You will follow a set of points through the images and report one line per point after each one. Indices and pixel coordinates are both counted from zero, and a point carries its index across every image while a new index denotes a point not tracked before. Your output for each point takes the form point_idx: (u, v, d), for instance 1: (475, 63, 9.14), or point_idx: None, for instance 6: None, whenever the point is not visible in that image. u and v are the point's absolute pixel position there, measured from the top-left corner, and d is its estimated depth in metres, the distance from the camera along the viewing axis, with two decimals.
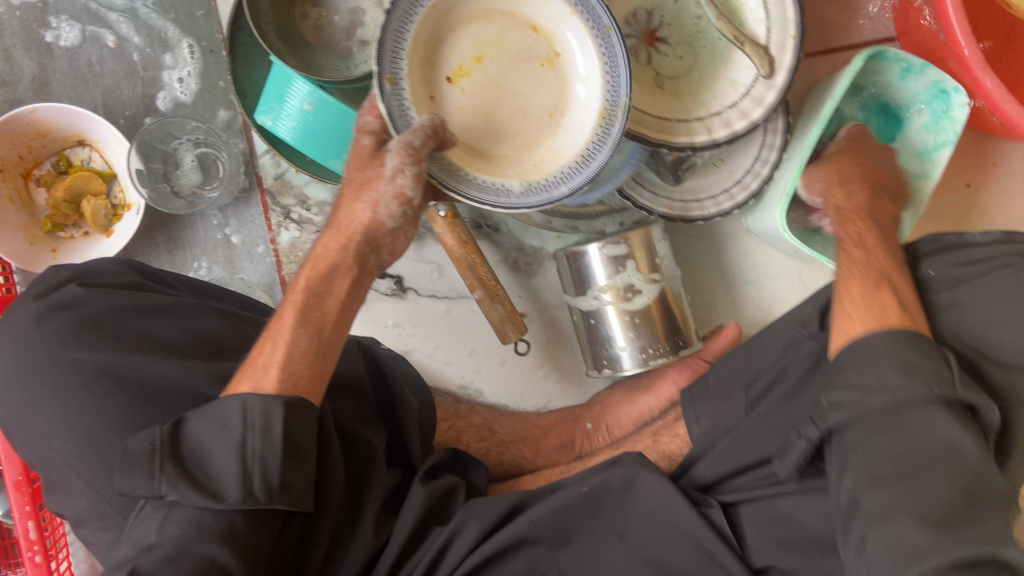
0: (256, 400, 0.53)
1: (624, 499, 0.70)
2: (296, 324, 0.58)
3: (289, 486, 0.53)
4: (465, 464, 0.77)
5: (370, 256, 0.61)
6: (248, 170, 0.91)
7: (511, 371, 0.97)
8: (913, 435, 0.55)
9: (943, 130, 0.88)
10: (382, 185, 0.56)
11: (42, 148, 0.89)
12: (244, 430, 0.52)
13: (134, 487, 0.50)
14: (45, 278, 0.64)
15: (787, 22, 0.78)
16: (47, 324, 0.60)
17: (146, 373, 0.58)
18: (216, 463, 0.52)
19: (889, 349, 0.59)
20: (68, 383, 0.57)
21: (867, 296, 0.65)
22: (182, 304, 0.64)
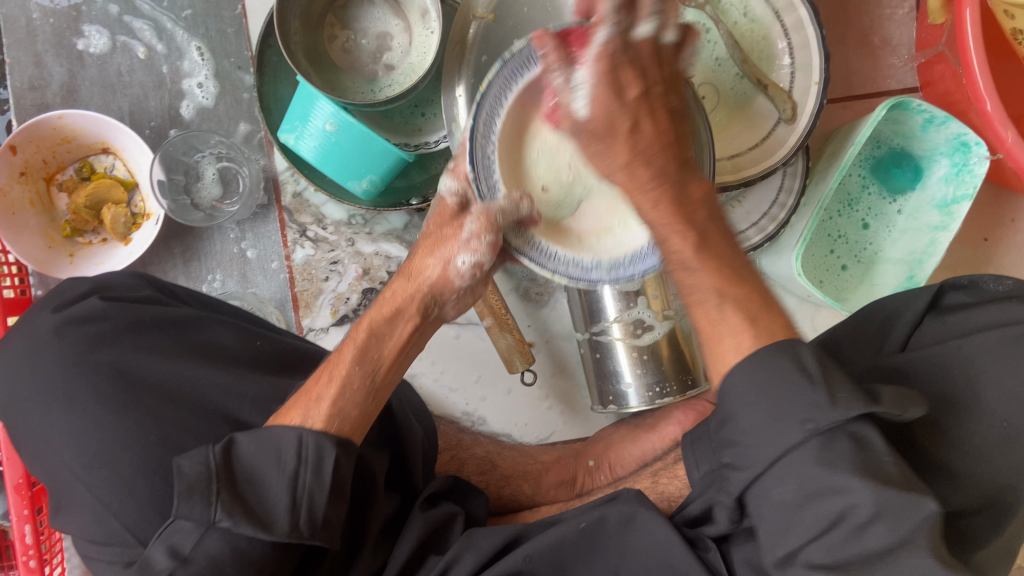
0: (312, 435, 0.55)
1: (620, 536, 0.68)
2: (354, 360, 0.62)
3: (331, 524, 0.55)
4: (465, 494, 0.77)
5: (432, 309, 0.67)
6: (268, 187, 0.92)
7: (517, 401, 0.95)
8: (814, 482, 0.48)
9: (963, 183, 0.87)
10: (456, 245, 0.63)
11: (66, 154, 0.90)
12: (298, 463, 0.54)
13: (189, 512, 0.51)
14: (64, 293, 0.67)
15: (811, 69, 0.79)
16: (67, 335, 0.62)
17: (163, 384, 0.61)
18: (266, 492, 0.53)
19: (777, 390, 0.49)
20: (87, 391, 0.60)
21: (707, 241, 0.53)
22: (198, 318, 0.67)
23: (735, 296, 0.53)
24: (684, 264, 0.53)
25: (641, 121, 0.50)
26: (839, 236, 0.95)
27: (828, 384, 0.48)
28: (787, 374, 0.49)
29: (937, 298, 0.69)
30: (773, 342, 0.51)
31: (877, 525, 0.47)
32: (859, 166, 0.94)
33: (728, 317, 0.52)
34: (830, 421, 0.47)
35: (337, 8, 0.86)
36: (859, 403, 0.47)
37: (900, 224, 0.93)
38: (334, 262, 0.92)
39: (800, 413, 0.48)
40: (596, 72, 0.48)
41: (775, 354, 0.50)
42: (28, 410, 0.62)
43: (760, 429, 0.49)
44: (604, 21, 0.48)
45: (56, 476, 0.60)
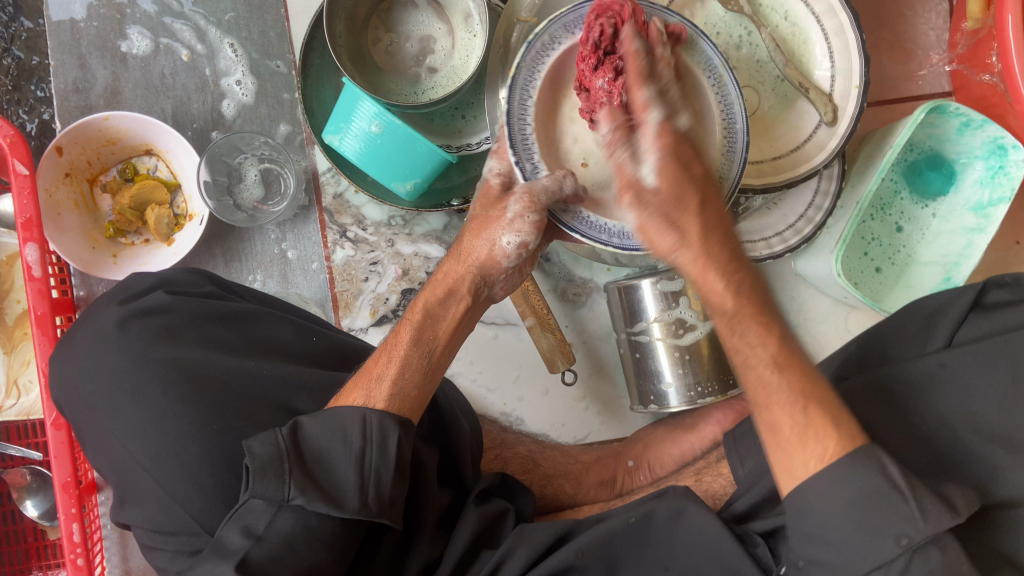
0: (375, 415, 0.56)
1: (669, 532, 0.69)
2: (411, 336, 0.63)
3: (396, 503, 0.56)
4: (512, 491, 0.77)
5: (482, 291, 0.67)
6: (309, 188, 0.93)
7: (554, 401, 0.95)
8: (870, 515, 0.50)
9: (999, 185, 0.88)
10: (501, 225, 0.63)
11: (110, 155, 0.91)
12: (364, 442, 0.55)
13: (264, 491, 0.52)
14: (130, 286, 0.67)
15: (851, 73, 0.80)
16: (131, 328, 0.63)
17: (226, 379, 0.61)
18: (336, 469, 0.54)
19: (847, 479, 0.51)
20: (149, 387, 0.60)
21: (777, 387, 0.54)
22: (258, 313, 0.67)
23: (817, 400, 0.53)
24: (767, 363, 0.54)
25: (704, 201, 0.55)
26: (874, 239, 0.95)
27: (916, 499, 0.50)
28: (876, 492, 0.50)
29: (981, 296, 0.70)
30: (857, 451, 0.52)
31: (931, 550, 0.50)
32: (892, 170, 0.95)
33: (815, 422, 0.53)
34: (921, 537, 0.50)
35: (381, 11, 0.87)
36: (946, 519, 0.50)
37: (935, 228, 0.94)
38: (374, 262, 0.93)
39: (892, 530, 0.50)
40: (661, 144, 0.55)
41: (857, 461, 0.51)
42: (91, 405, 0.62)
43: (844, 543, 0.51)
44: (650, 105, 0.56)
45: (119, 471, 0.61)
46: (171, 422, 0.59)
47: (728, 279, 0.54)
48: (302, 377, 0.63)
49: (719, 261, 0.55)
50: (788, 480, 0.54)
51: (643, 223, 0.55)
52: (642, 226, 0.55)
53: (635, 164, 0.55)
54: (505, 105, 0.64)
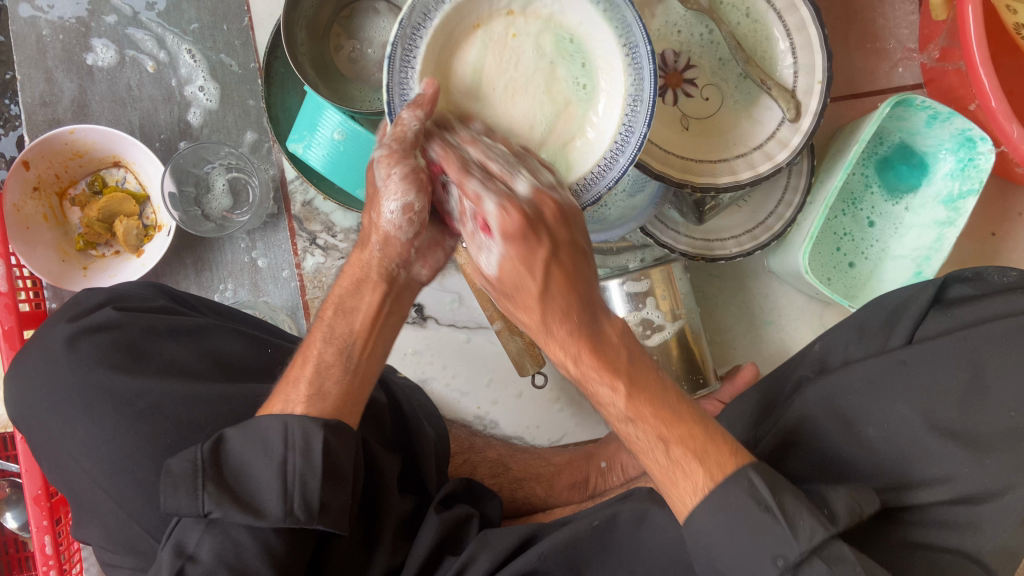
0: (295, 422, 0.55)
1: (634, 534, 0.68)
2: (321, 340, 0.60)
3: (330, 507, 0.55)
4: (478, 495, 0.77)
5: (400, 275, 0.62)
6: (278, 196, 0.93)
7: (528, 404, 0.95)
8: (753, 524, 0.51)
9: (969, 178, 0.87)
10: (388, 202, 0.57)
11: (78, 168, 0.91)
12: (285, 450, 0.54)
13: (179, 507, 0.53)
14: (81, 303, 0.67)
15: (813, 69, 0.79)
16: (80, 346, 0.63)
17: (179, 394, 0.61)
18: (257, 481, 0.54)
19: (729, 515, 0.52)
20: (102, 402, 0.60)
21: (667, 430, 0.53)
22: (212, 328, 0.67)
23: (677, 440, 0.53)
24: (621, 417, 0.54)
25: (548, 259, 0.52)
26: (846, 234, 0.95)
27: (782, 510, 0.51)
28: (748, 511, 0.51)
29: (942, 292, 0.70)
30: (727, 478, 0.52)
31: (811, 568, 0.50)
32: (863, 164, 0.94)
33: (680, 464, 0.53)
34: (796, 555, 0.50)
35: (342, 18, 0.88)
36: (822, 528, 0.50)
37: (908, 221, 0.93)
38: (344, 269, 0.93)
39: (768, 550, 0.51)
40: (505, 233, 0.51)
41: (729, 488, 0.52)
42: (45, 421, 0.62)
43: (736, 553, 0.51)
44: (483, 193, 0.51)
45: (76, 486, 0.61)
46: (125, 436, 0.59)
47: (567, 349, 0.54)
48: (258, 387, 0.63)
49: (535, 312, 0.53)
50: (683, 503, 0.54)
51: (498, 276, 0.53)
52: (505, 262, 0.52)
53: (484, 237, 0.52)
54: (387, 49, 0.54)
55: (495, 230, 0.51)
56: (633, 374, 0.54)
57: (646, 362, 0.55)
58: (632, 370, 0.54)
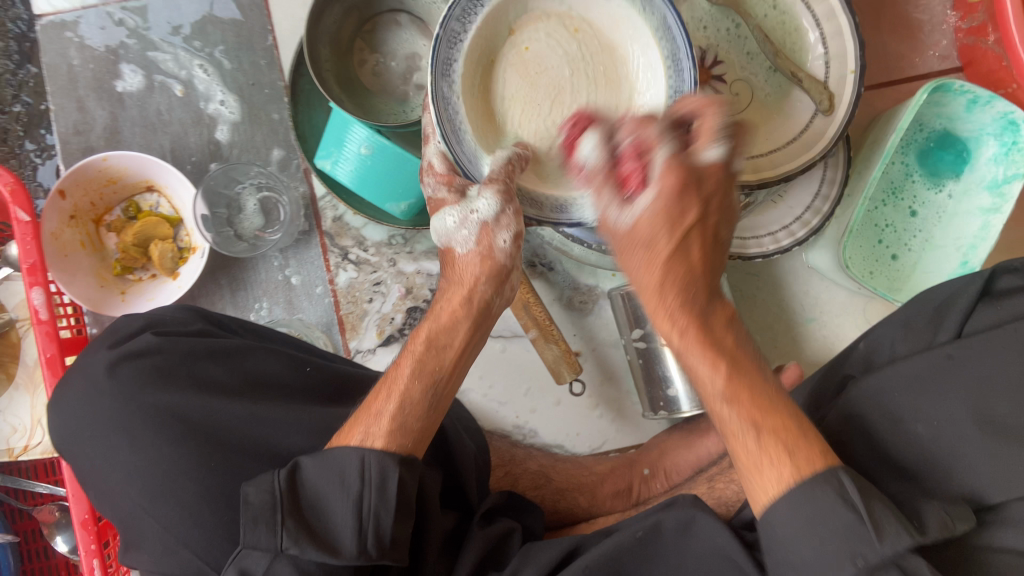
0: (374, 457, 0.54)
1: (678, 543, 0.68)
2: (411, 370, 0.62)
3: (400, 543, 0.55)
4: (522, 507, 0.76)
5: (491, 306, 0.67)
6: (308, 214, 0.93)
7: (567, 412, 0.94)
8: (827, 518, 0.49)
9: (1013, 162, 0.85)
10: (492, 233, 0.65)
11: (113, 194, 0.92)
12: (363, 486, 0.53)
13: (255, 541, 0.51)
14: (118, 330, 0.68)
15: (846, 57, 0.77)
16: (121, 371, 0.63)
17: (217, 421, 0.60)
18: (336, 516, 0.52)
19: (804, 517, 0.50)
20: (143, 428, 0.61)
21: (778, 433, 0.54)
22: (246, 349, 0.67)
23: (769, 428, 0.54)
24: (717, 396, 0.57)
25: (702, 215, 0.56)
26: (887, 225, 0.93)
27: (871, 520, 0.49)
28: (828, 509, 0.49)
29: (991, 283, 0.68)
30: (815, 474, 0.51)
31: (887, 568, 0.47)
32: (902, 153, 0.92)
33: (766, 450, 0.53)
34: (875, 556, 0.47)
35: (365, 32, 0.87)
36: (902, 538, 0.48)
37: (953, 211, 0.90)
38: (377, 283, 0.93)
39: (845, 552, 0.48)
40: (663, 186, 0.55)
41: (816, 485, 0.51)
42: (88, 450, 0.63)
43: (794, 539, 0.50)
44: (660, 140, 0.56)
45: (118, 512, 0.61)
46: (166, 462, 0.60)
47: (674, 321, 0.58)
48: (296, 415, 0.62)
49: (654, 287, 0.58)
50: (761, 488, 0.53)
51: (628, 229, 0.58)
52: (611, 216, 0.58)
53: (619, 202, 0.58)
54: (428, 86, 0.61)
55: (648, 156, 0.56)
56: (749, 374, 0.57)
57: (745, 351, 0.58)
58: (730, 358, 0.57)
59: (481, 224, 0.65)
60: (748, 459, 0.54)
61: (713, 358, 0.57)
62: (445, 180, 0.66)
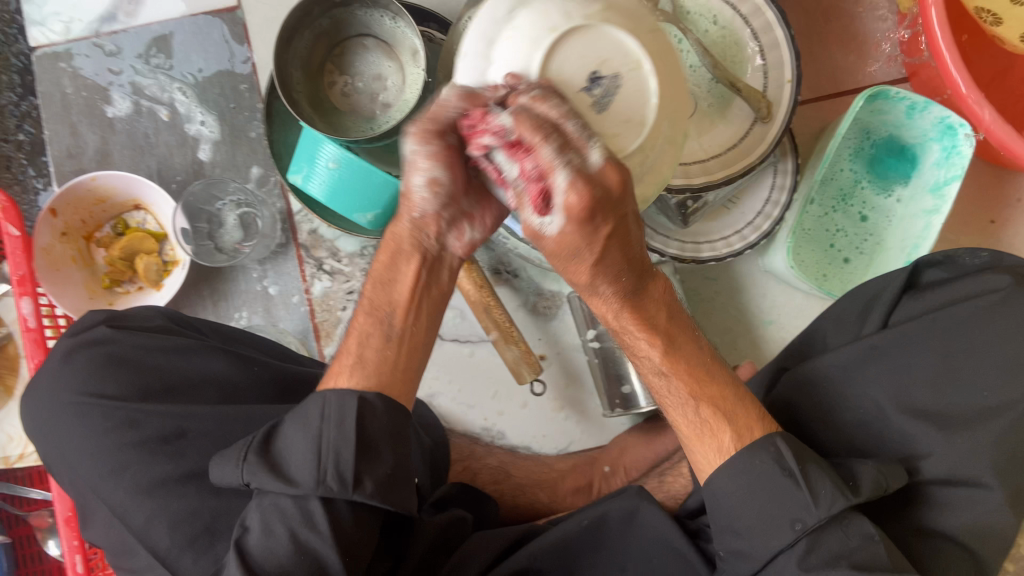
0: (333, 396, 0.56)
1: (623, 532, 0.71)
2: (365, 313, 0.64)
3: (368, 479, 0.54)
4: (478, 500, 0.81)
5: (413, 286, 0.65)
6: (285, 227, 0.98)
7: (533, 414, 0.97)
8: (778, 497, 0.57)
9: (953, 165, 0.88)
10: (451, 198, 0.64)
11: (102, 213, 0.98)
12: (322, 422, 0.55)
13: (231, 477, 0.56)
14: (84, 320, 0.72)
15: (782, 67, 0.82)
16: (75, 358, 0.68)
17: (164, 414, 0.64)
18: (296, 456, 0.54)
19: (751, 487, 0.58)
20: (93, 409, 0.65)
21: (698, 400, 0.62)
22: (199, 346, 0.69)
23: (706, 398, 0.62)
24: (657, 370, 0.64)
25: (612, 234, 0.55)
26: (839, 230, 0.96)
27: (808, 483, 0.57)
28: (768, 477, 0.57)
29: (917, 277, 0.71)
30: (752, 445, 0.59)
31: (826, 533, 0.56)
32: (850, 160, 0.95)
33: (707, 420, 0.62)
34: (815, 521, 0.56)
35: (334, 56, 0.93)
36: (839, 500, 0.56)
37: (901, 214, 0.94)
38: (350, 292, 0.98)
39: (788, 515, 0.56)
40: (573, 200, 0.50)
41: (755, 453, 0.59)
42: (51, 434, 0.67)
43: (741, 508, 0.58)
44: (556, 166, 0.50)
45: (85, 497, 0.66)
46: (111, 441, 0.64)
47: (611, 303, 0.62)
48: (233, 413, 0.65)
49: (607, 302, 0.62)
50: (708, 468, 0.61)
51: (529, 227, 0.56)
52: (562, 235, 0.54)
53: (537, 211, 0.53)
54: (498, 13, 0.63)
55: (526, 143, 0.50)
56: (664, 316, 0.64)
57: (677, 316, 0.65)
58: (673, 330, 0.64)
59: (415, 206, 0.61)
60: (689, 442, 0.63)
61: (663, 358, 0.63)
62: (417, 216, 0.62)
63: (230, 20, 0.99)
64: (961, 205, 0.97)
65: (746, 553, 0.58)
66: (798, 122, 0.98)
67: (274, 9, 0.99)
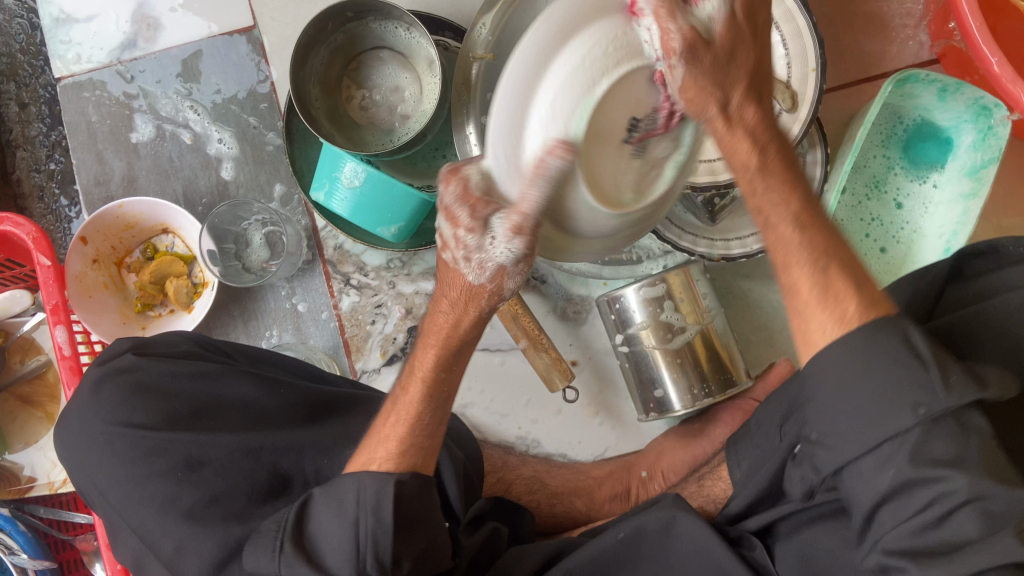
0: (370, 482, 0.55)
1: (661, 544, 0.68)
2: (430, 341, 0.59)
3: (401, 562, 0.55)
4: (513, 512, 0.80)
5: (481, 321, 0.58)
6: (311, 243, 0.99)
7: (567, 421, 0.96)
8: (882, 389, 0.45)
9: (989, 147, 0.85)
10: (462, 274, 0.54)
11: (131, 238, 0.99)
12: (359, 509, 0.54)
13: (260, 561, 0.55)
14: (112, 348, 0.74)
15: (807, 55, 0.79)
16: (103, 388, 0.69)
17: (190, 442, 0.64)
18: (332, 542, 0.54)
19: (864, 364, 0.46)
20: (122, 436, 0.66)
21: (835, 274, 0.49)
22: (224, 371, 0.71)
23: (840, 260, 0.49)
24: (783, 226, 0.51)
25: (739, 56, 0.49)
26: (874, 219, 0.93)
27: (938, 367, 0.45)
28: (896, 359, 0.46)
29: (959, 269, 0.66)
30: (879, 321, 0.47)
31: (943, 427, 0.45)
32: (883, 147, 0.93)
33: (835, 280, 0.48)
34: (942, 408, 0.44)
35: (351, 71, 0.93)
36: (971, 390, 0.45)
37: (939, 201, 0.90)
38: (379, 305, 0.98)
39: (908, 399, 0.45)
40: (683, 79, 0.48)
41: (879, 329, 0.47)
42: (82, 463, 0.68)
43: (854, 413, 0.46)
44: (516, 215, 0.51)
45: (120, 526, 0.66)
46: (139, 469, 0.64)
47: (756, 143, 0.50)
48: (256, 442, 0.65)
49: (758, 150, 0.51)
50: (805, 350, 0.50)
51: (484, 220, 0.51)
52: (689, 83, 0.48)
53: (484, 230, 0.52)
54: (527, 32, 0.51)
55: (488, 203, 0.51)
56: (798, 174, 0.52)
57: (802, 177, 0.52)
58: (806, 190, 0.51)
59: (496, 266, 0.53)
60: (800, 314, 0.50)
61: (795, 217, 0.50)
62: (485, 275, 0.53)
63: (248, 40, 0.99)
64: (1001, 190, 0.94)
65: (844, 439, 0.47)
66: (825, 111, 0.96)
67: (291, 27, 0.99)
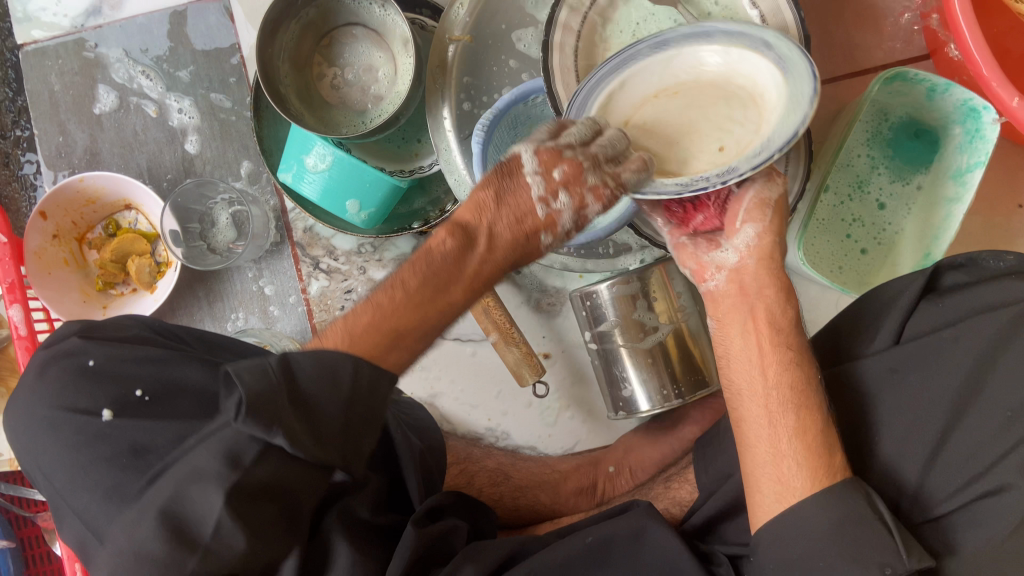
0: (365, 364, 0.53)
1: (628, 553, 0.66)
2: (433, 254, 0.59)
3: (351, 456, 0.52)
4: (476, 509, 0.77)
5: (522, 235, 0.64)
6: (279, 225, 0.96)
7: (537, 414, 0.95)
8: (864, 540, 0.52)
9: (976, 150, 0.81)
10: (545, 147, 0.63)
11: (93, 214, 0.95)
12: (350, 387, 0.51)
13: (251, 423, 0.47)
14: (61, 329, 0.71)
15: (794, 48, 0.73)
16: (49, 373, 0.67)
17: (135, 428, 0.62)
18: (314, 403, 0.50)
19: (832, 524, 0.53)
20: (68, 421, 0.64)
21: (812, 444, 0.56)
22: (174, 356, 0.68)
23: (798, 431, 0.57)
24: (764, 383, 0.60)
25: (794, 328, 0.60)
26: (854, 219, 0.91)
27: (901, 535, 0.53)
28: (856, 518, 0.53)
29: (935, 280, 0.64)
30: (842, 489, 0.54)
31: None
32: (867, 145, 0.91)
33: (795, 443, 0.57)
34: (906, 571, 0.51)
35: (323, 47, 0.90)
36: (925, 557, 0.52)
37: (923, 202, 0.88)
38: (348, 291, 0.95)
39: (876, 558, 0.52)
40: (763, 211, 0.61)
41: (845, 492, 0.54)
42: (26, 449, 0.66)
43: (799, 559, 0.54)
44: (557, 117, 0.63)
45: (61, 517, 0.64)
46: (82, 453, 0.62)
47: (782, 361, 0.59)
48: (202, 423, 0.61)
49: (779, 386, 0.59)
50: (765, 512, 0.57)
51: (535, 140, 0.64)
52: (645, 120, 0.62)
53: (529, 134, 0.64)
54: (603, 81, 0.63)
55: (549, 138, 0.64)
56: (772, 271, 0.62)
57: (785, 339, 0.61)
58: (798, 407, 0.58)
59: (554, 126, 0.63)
60: (776, 471, 0.57)
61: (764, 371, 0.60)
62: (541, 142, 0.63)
63: (217, 10, 0.95)
64: (986, 187, 0.92)
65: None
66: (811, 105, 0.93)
67: None
